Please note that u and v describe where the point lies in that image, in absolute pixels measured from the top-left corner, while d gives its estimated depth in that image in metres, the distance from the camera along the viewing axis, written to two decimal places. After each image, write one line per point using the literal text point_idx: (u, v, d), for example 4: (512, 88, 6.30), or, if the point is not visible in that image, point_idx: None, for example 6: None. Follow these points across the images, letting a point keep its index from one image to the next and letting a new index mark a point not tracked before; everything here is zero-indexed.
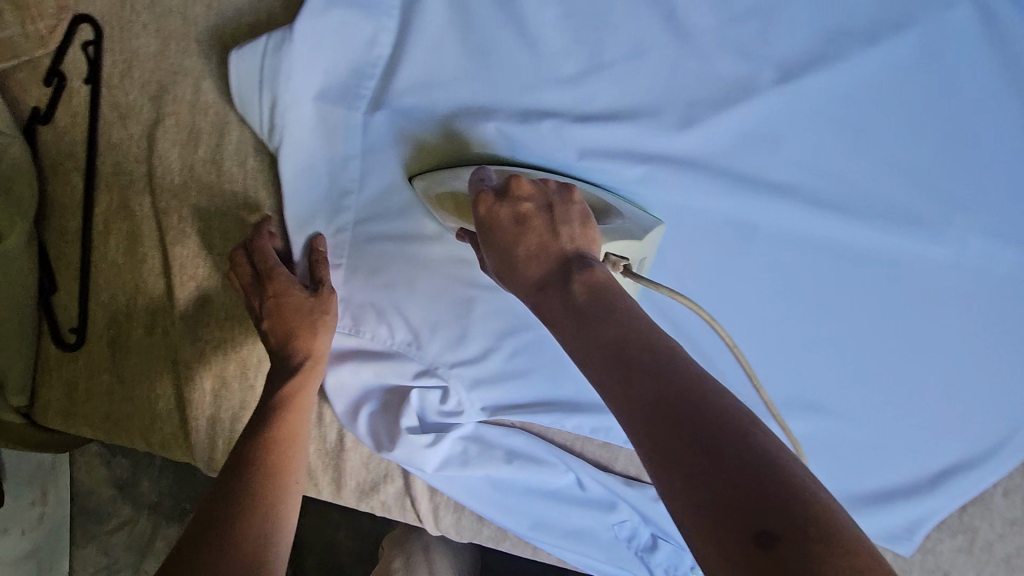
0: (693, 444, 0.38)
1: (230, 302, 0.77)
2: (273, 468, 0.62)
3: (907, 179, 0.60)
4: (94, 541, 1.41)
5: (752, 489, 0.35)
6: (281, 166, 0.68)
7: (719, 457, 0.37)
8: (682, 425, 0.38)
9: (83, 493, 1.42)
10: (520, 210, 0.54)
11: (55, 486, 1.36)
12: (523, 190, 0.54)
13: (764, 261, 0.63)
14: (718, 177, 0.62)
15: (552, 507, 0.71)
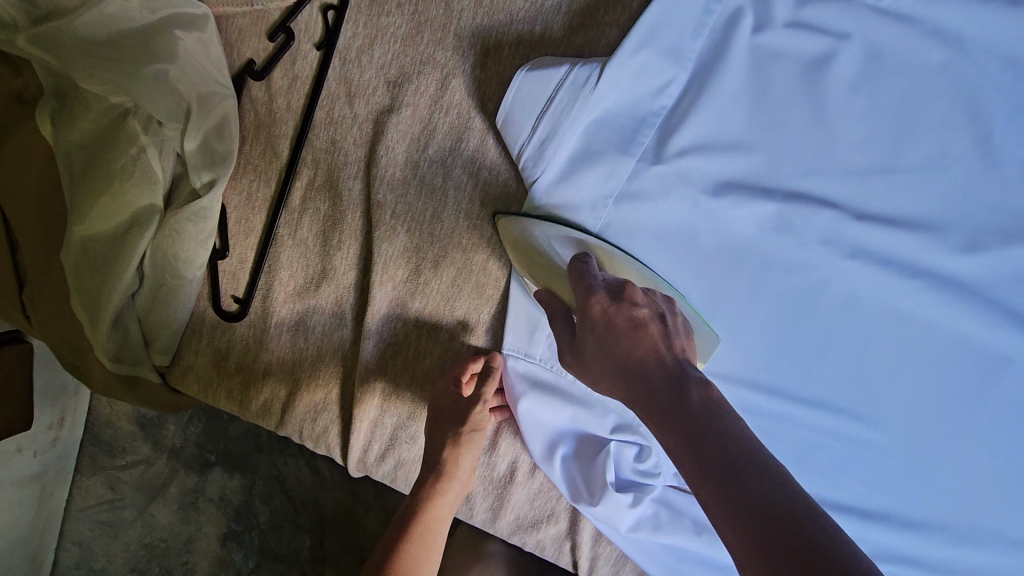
0: (732, 466, 0.46)
1: (426, 310, 0.73)
2: (413, 535, 0.69)
3: None
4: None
5: (806, 541, 0.42)
6: (532, 196, 0.66)
7: (763, 517, 0.44)
8: (734, 485, 0.46)
9: (100, 423, 1.24)
10: (637, 316, 0.57)
11: (75, 409, 1.21)
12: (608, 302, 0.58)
13: (1006, 400, 0.61)
14: (985, 309, 0.60)
15: None
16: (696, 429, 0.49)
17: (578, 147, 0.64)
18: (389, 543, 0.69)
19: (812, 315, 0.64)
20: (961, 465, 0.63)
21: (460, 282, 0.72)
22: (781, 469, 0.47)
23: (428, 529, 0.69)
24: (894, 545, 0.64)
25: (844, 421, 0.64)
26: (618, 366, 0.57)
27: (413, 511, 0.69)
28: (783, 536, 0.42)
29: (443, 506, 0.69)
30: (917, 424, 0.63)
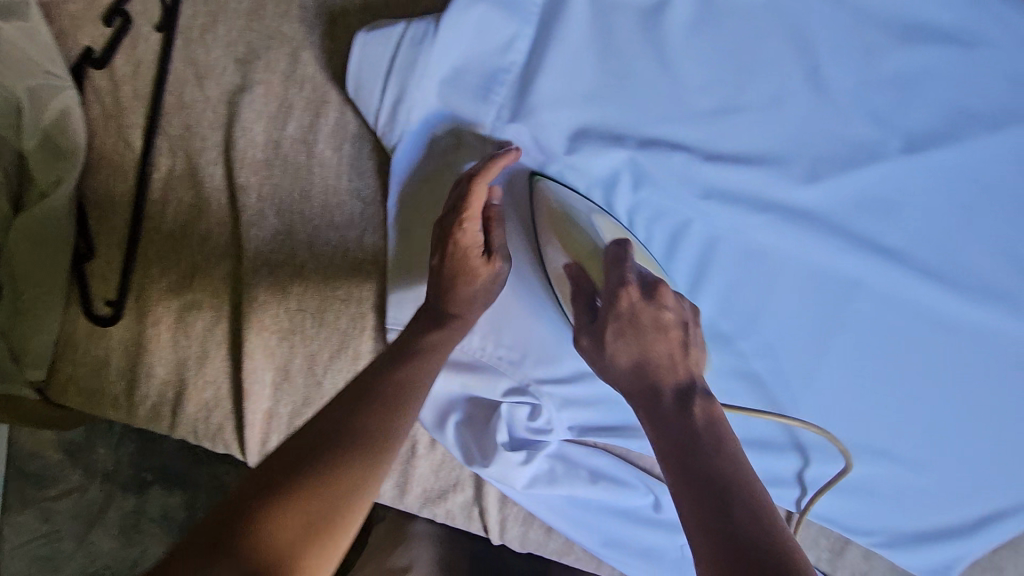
0: (716, 497, 0.48)
1: (306, 293, 0.72)
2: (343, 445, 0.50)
3: (997, 261, 0.63)
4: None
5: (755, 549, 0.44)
6: (396, 167, 0.66)
7: (726, 515, 0.47)
8: (699, 490, 0.48)
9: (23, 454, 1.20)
10: (662, 318, 0.58)
11: None
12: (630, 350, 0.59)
13: (857, 320, 0.65)
14: (829, 235, 0.64)
15: (628, 526, 0.72)
16: (684, 449, 0.51)
17: (434, 111, 0.64)
18: (328, 441, 0.50)
19: (676, 258, 0.66)
20: (825, 387, 0.66)
21: (337, 261, 0.71)
22: (755, 484, 0.49)
23: (394, 411, 0.54)
24: (766, 468, 0.69)
25: (715, 358, 0.67)
26: (679, 453, 0.51)
27: (386, 374, 0.56)
28: (741, 553, 0.44)
29: (421, 371, 0.57)
30: (784, 351, 0.66)
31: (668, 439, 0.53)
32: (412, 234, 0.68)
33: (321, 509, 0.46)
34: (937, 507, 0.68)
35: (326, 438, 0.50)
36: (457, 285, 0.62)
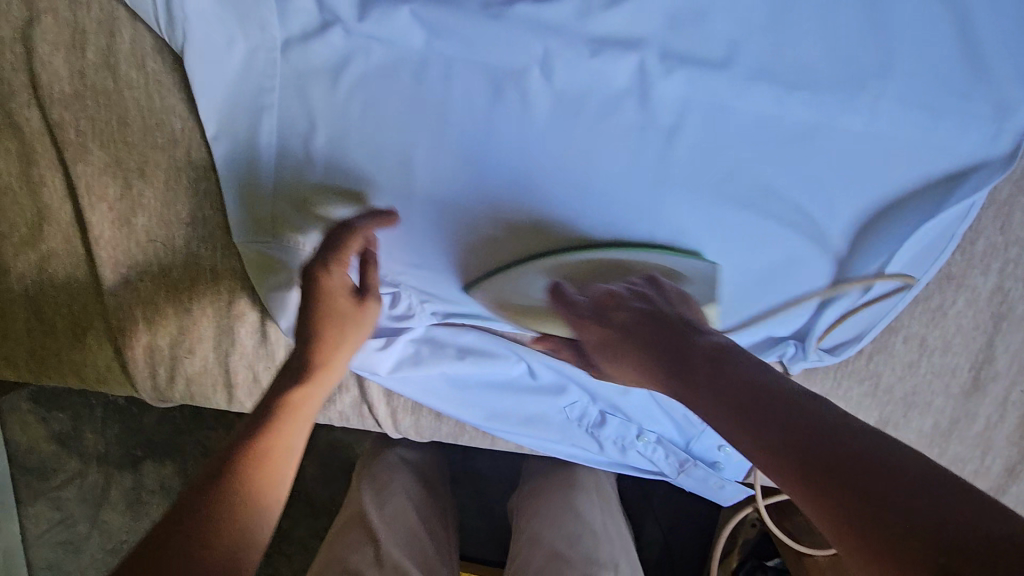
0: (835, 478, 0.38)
1: (152, 223, 0.72)
2: (232, 477, 0.53)
3: (829, 50, 0.58)
4: (43, 497, 1.44)
5: (904, 534, 0.34)
6: (192, 73, 0.64)
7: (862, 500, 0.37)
8: (822, 456, 0.39)
9: (24, 451, 1.42)
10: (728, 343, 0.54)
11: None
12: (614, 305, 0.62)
13: (693, 143, 0.63)
14: (642, 57, 0.60)
15: (506, 397, 0.74)
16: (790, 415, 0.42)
17: (212, 4, 0.61)
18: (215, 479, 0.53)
19: (500, 110, 0.64)
20: (670, 221, 0.66)
21: (172, 184, 0.70)
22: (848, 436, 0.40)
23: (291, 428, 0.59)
24: None
25: (558, 210, 0.67)
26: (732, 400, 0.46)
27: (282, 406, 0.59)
28: (905, 536, 0.34)
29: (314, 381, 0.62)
30: (627, 190, 0.65)
31: (777, 435, 0.42)
32: (233, 141, 0.67)
33: (223, 513, 0.51)
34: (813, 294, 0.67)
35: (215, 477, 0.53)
36: (341, 297, 0.64)
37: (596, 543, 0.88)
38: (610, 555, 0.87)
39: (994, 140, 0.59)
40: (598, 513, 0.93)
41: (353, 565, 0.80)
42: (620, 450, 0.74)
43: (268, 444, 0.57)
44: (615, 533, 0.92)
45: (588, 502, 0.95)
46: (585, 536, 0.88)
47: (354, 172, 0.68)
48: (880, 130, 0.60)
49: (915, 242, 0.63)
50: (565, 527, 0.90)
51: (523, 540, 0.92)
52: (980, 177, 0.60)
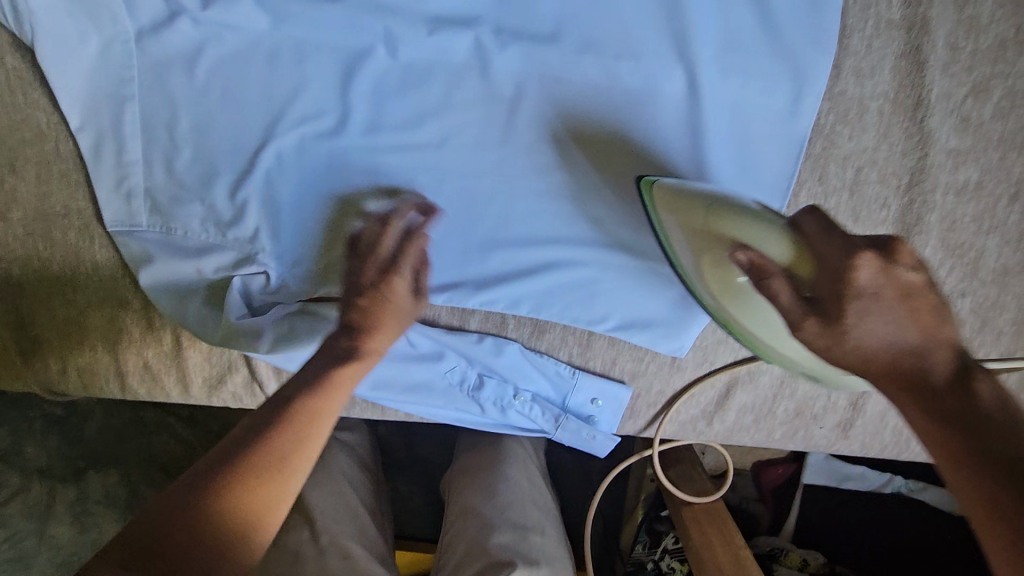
0: None
1: (27, 217, 0.73)
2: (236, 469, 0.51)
3: (643, 21, 0.64)
4: None
5: None
6: (48, 67, 0.66)
7: None
8: None
9: None
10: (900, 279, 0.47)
11: None
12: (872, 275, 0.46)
13: (535, 112, 0.68)
14: (478, 34, 0.65)
15: (389, 366, 0.77)
16: None
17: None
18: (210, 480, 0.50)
19: (354, 90, 0.68)
20: (522, 186, 0.70)
21: (44, 177, 0.72)
22: None
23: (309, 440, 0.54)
24: (492, 276, 0.73)
25: (419, 182, 0.71)
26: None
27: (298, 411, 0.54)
28: None
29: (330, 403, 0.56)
30: (479, 159, 0.70)
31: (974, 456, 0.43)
32: (98, 131, 0.70)
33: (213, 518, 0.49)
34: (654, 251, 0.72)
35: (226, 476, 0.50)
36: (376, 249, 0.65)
37: (525, 509, 0.89)
38: (537, 521, 0.89)
39: (796, 97, 0.65)
40: (526, 486, 0.93)
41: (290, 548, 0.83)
42: (501, 410, 0.80)
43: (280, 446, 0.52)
44: (543, 499, 0.93)
45: (517, 465, 0.96)
46: (517, 503, 0.89)
47: (218, 156, 0.70)
48: (699, 93, 0.66)
49: (741, 193, 0.69)
50: (496, 497, 0.89)
51: (454, 514, 0.92)
52: (791, 131, 0.66)
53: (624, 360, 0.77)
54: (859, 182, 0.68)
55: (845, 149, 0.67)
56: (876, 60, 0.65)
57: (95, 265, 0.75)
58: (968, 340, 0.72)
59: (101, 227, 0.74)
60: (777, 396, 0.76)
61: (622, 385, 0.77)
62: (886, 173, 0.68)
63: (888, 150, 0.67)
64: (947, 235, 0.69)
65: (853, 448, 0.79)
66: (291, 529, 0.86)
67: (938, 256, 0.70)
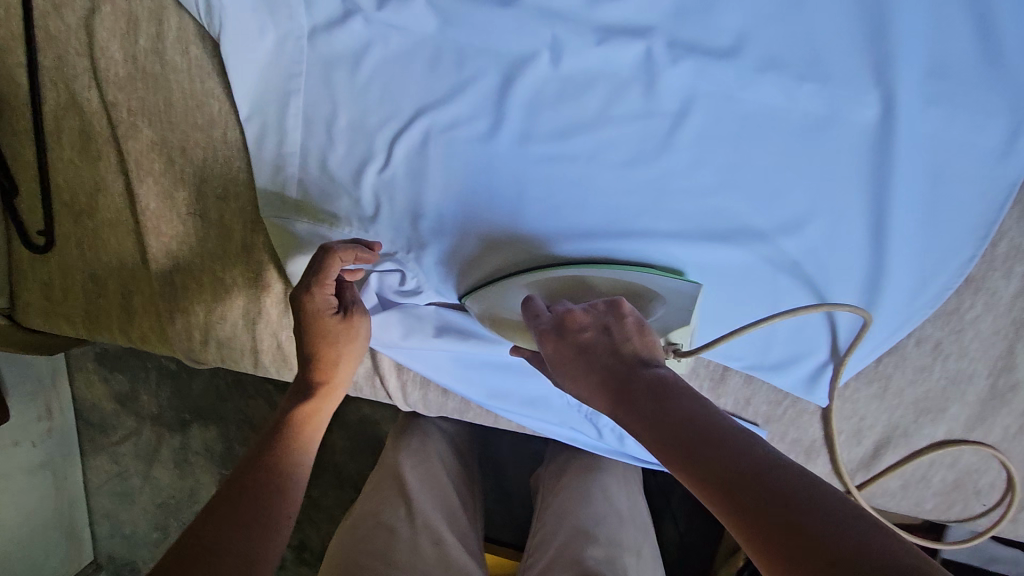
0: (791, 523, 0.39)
1: (190, 196, 0.78)
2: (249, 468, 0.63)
3: (840, 41, 0.59)
4: (104, 452, 1.45)
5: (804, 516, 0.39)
6: (229, 58, 0.69)
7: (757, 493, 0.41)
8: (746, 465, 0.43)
9: (88, 407, 1.43)
10: (583, 339, 0.56)
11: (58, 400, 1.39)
12: (582, 315, 0.57)
13: (699, 132, 0.64)
14: (651, 45, 0.62)
15: (510, 377, 0.76)
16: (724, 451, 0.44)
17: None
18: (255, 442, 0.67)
19: (511, 98, 0.66)
20: (673, 209, 0.67)
21: (210, 161, 0.76)
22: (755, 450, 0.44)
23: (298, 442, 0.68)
24: None
25: (565, 197, 0.69)
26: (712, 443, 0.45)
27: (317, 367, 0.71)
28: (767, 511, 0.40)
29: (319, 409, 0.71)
30: (629, 177, 0.67)
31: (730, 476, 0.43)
32: (264, 122, 0.73)
33: (274, 524, 0.60)
34: (811, 292, 0.66)
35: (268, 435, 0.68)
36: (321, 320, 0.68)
37: (621, 526, 0.83)
38: (634, 540, 0.82)
39: (1008, 135, 0.58)
40: (625, 504, 0.87)
41: (381, 519, 0.79)
42: (618, 438, 0.77)
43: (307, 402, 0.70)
44: (641, 520, 0.87)
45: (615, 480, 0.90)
46: (612, 520, 0.83)
47: (371, 153, 0.72)
48: (891, 124, 0.59)
49: (923, 238, 0.62)
50: (591, 505, 0.84)
51: (546, 515, 0.87)
52: (996, 175, 0.59)
53: (760, 400, 0.72)
54: None
55: None
56: None
57: (247, 248, 0.79)
58: None
59: (255, 212, 0.77)
60: (932, 462, 0.69)
61: (755, 428, 0.73)
62: None
63: None
64: None
65: (1017, 534, 0.70)
66: (384, 509, 0.81)
67: None
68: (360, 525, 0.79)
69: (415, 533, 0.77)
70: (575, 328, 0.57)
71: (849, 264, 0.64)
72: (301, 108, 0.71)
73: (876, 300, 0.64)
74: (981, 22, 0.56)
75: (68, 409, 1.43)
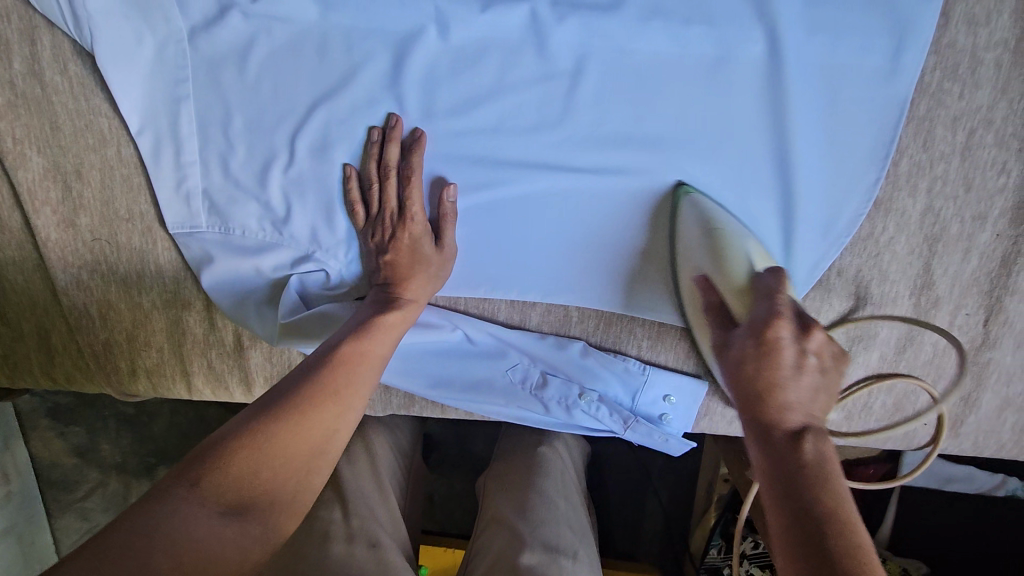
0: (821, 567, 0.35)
1: (94, 222, 0.75)
2: (283, 413, 0.52)
3: None
4: (70, 510, 1.38)
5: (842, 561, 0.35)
6: (108, 71, 0.66)
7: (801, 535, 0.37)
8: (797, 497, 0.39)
9: (45, 464, 1.36)
10: (402, 236, 0.67)
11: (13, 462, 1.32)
12: (401, 243, 0.67)
13: (597, 88, 0.63)
14: (534, 7, 0.61)
15: (449, 364, 0.75)
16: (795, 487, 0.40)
17: (115, 1, 0.63)
18: (258, 410, 0.52)
19: (404, 78, 0.65)
20: (583, 170, 0.66)
21: (109, 182, 0.73)
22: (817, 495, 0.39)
23: (336, 390, 0.56)
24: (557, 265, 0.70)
25: (475, 172, 0.68)
26: (787, 483, 0.40)
27: (350, 346, 0.60)
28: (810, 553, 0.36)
29: (365, 360, 0.59)
30: (535, 143, 0.66)
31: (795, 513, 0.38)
32: (158, 134, 0.70)
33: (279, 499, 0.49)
34: None
35: (274, 408, 0.53)
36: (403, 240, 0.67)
37: (559, 529, 0.77)
38: (570, 542, 0.76)
39: (891, 53, 0.58)
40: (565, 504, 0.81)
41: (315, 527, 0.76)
42: (566, 410, 0.74)
43: (355, 345, 0.60)
44: (580, 521, 0.81)
45: (555, 479, 0.84)
46: (552, 518, 0.78)
47: (272, 153, 0.69)
48: (779, 57, 0.59)
49: (827, 167, 0.62)
50: (528, 509, 0.78)
51: (484, 521, 0.82)
52: (887, 95, 0.59)
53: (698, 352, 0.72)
54: (971, 146, 0.60)
55: (955, 109, 0.60)
56: (993, 4, 0.57)
57: (161, 267, 0.76)
58: None
59: (164, 230, 0.74)
60: (872, 390, 0.69)
61: (698, 381, 0.72)
62: (1006, 134, 0.59)
63: (1008, 107, 0.59)
64: None
65: (964, 448, 0.70)
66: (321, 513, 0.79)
67: None
68: (297, 533, 0.77)
69: (351, 537, 0.74)
70: (400, 238, 0.67)
71: (762, 202, 0.64)
72: (193, 115, 0.69)
73: (791, 236, 0.64)
74: None
75: (26, 471, 1.35)
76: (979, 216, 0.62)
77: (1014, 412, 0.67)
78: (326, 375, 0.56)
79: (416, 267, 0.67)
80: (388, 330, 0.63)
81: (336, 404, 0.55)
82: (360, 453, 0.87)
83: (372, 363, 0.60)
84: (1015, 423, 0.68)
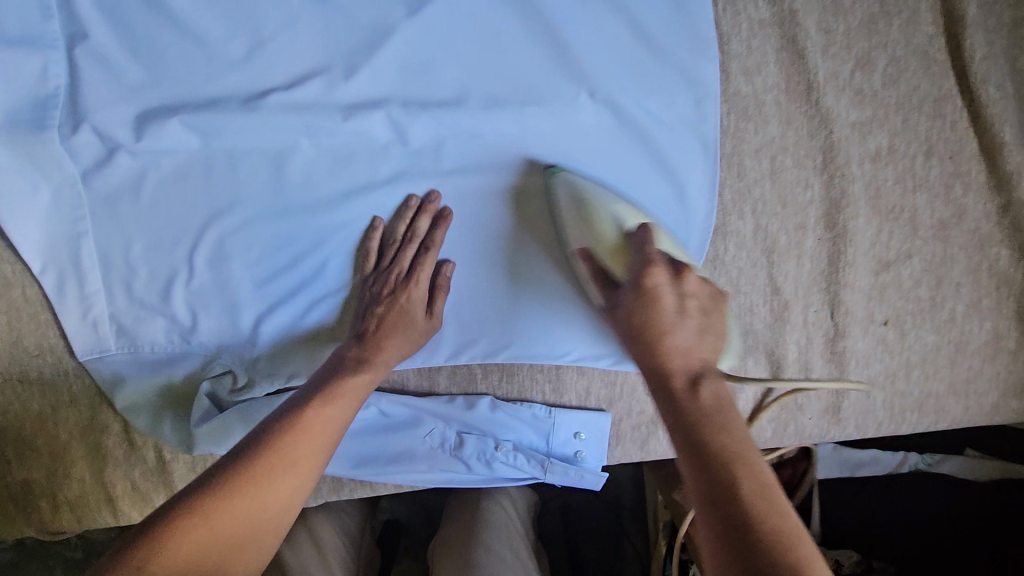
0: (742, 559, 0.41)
1: (4, 363, 0.76)
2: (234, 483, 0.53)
3: (542, 67, 0.68)
4: None
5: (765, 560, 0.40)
6: (6, 221, 0.71)
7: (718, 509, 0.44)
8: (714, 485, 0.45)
9: None
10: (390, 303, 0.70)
11: None
12: (388, 304, 0.70)
13: (459, 168, 0.72)
14: (390, 111, 0.69)
15: (370, 440, 0.78)
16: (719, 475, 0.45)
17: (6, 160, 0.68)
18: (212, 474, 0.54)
19: (286, 185, 0.72)
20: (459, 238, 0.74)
21: (17, 323, 0.76)
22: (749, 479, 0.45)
23: (292, 458, 0.56)
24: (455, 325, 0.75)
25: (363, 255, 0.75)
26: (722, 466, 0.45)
27: (311, 412, 0.59)
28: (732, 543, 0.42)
29: (324, 426, 0.59)
30: None
31: (721, 488, 0.44)
32: (61, 271, 0.74)
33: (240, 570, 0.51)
34: None
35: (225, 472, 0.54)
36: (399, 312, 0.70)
37: None
38: None
39: (693, 107, 0.69)
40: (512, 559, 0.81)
41: None
42: (486, 464, 0.79)
43: (311, 412, 0.59)
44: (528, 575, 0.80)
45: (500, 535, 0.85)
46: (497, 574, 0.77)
47: (173, 271, 0.74)
48: (603, 122, 0.70)
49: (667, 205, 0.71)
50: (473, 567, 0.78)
51: None
52: (698, 140, 0.70)
53: (598, 388, 0.78)
54: (777, 170, 0.71)
55: (754, 143, 0.70)
56: (759, 58, 0.69)
57: (75, 396, 0.78)
58: (928, 299, 0.72)
59: (74, 358, 0.77)
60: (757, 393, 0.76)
61: (601, 414, 0.78)
62: (800, 156, 0.70)
63: (795, 134, 0.70)
64: (877, 202, 0.70)
65: (850, 431, 0.77)
66: None
67: (874, 224, 0.71)
68: None
69: None
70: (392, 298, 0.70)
71: None
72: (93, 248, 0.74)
73: None
74: (639, 30, 0.67)
75: None
76: (798, 226, 0.72)
77: (880, 390, 0.75)
78: (281, 441, 0.56)
79: (395, 331, 0.69)
80: (347, 396, 0.62)
81: (293, 475, 0.55)
82: (303, 546, 0.88)
83: (330, 427, 0.60)
84: (884, 399, 0.75)
